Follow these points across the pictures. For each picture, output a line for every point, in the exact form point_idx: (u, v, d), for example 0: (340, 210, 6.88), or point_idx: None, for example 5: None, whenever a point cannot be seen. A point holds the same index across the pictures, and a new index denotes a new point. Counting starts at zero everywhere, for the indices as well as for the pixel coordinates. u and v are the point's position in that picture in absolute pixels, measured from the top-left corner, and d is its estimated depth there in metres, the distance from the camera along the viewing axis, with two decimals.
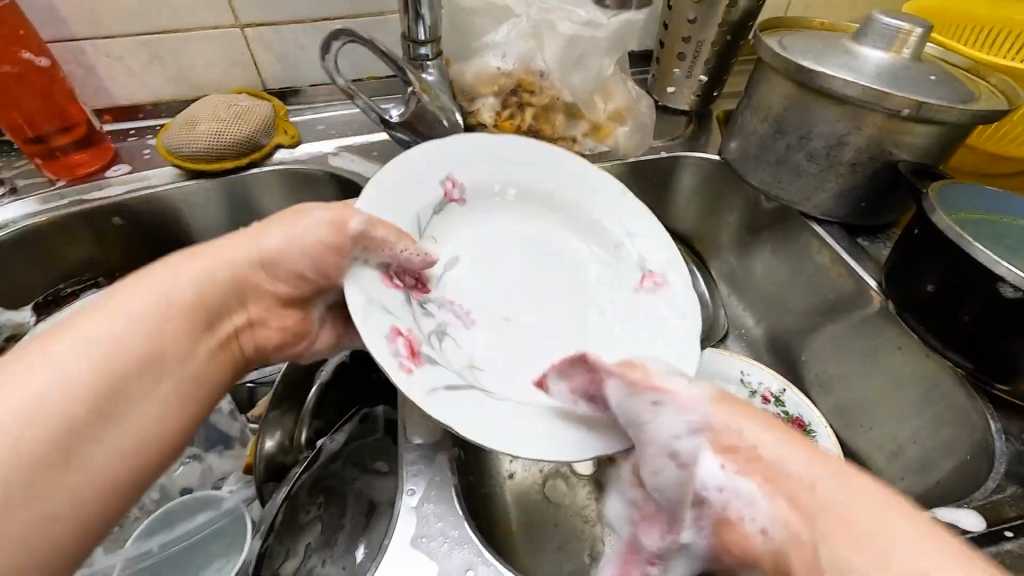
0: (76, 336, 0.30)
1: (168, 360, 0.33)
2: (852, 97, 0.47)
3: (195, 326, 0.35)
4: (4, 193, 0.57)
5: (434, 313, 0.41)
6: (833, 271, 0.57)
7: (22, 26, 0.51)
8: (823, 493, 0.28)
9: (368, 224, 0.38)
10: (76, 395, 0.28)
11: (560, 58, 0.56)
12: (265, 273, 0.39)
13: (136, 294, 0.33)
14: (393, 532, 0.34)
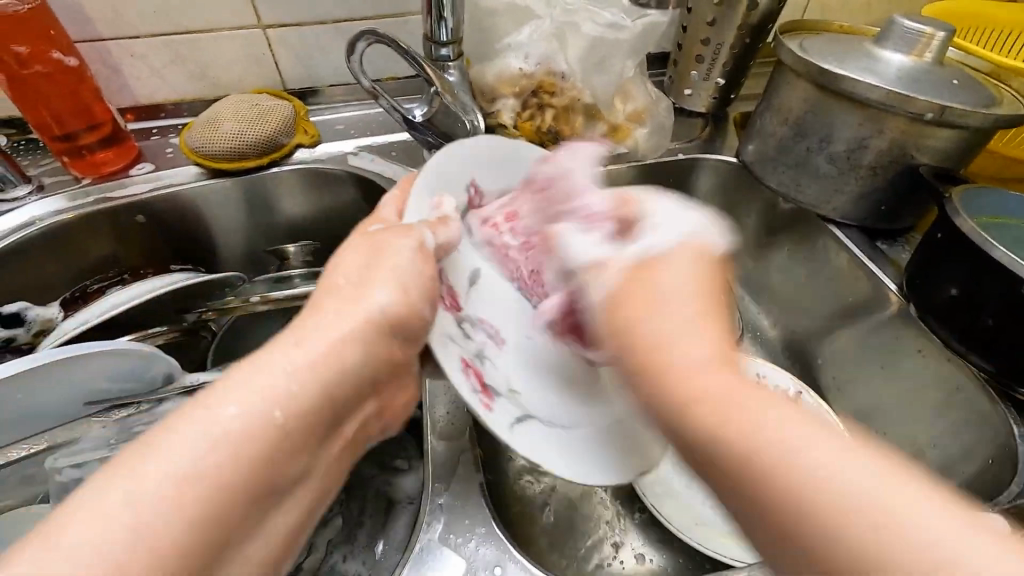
0: (179, 445, 0.24)
1: (280, 461, 0.27)
2: (874, 100, 0.47)
3: (312, 419, 0.29)
4: (30, 190, 0.57)
5: (472, 333, 0.40)
6: (850, 274, 0.57)
7: (53, 26, 0.51)
8: (705, 391, 0.25)
9: (440, 246, 0.37)
10: (194, 522, 0.23)
11: (582, 60, 0.56)
12: (386, 337, 0.33)
13: (259, 370, 0.28)
14: (422, 529, 0.35)
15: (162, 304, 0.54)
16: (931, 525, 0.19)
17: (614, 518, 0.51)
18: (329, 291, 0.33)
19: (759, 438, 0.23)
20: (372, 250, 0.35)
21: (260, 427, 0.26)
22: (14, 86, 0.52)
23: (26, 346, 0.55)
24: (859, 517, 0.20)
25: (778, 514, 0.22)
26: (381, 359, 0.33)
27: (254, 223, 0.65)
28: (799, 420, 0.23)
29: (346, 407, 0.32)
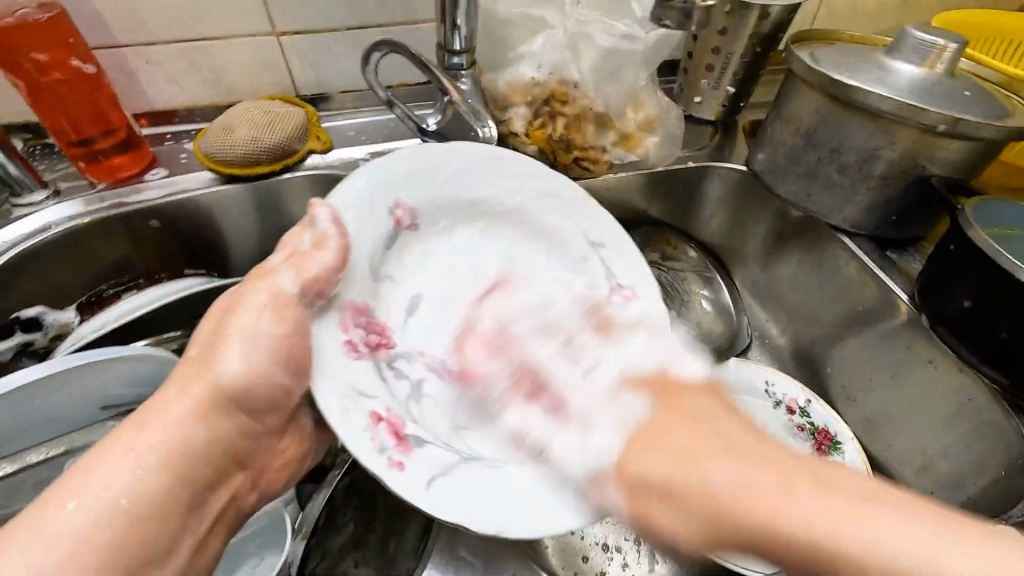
0: (103, 475, 0.33)
1: (182, 489, 0.36)
2: (887, 112, 0.47)
3: (207, 456, 0.37)
4: (47, 195, 0.58)
5: (398, 376, 0.43)
6: (860, 283, 0.57)
7: (72, 34, 0.52)
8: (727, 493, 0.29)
9: (305, 284, 0.39)
10: (99, 550, 0.32)
11: (594, 69, 0.56)
12: (229, 410, 0.38)
13: (131, 441, 0.34)
14: None
15: (177, 309, 0.54)
16: (863, 530, 0.25)
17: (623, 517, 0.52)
18: (194, 371, 0.37)
19: (717, 489, 0.29)
20: (247, 332, 0.38)
21: (137, 482, 0.34)
22: (33, 93, 0.53)
23: (44, 349, 0.57)
24: (815, 528, 0.26)
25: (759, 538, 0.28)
26: (242, 424, 0.39)
27: (266, 228, 0.65)
28: (734, 462, 0.30)
29: (218, 469, 0.39)
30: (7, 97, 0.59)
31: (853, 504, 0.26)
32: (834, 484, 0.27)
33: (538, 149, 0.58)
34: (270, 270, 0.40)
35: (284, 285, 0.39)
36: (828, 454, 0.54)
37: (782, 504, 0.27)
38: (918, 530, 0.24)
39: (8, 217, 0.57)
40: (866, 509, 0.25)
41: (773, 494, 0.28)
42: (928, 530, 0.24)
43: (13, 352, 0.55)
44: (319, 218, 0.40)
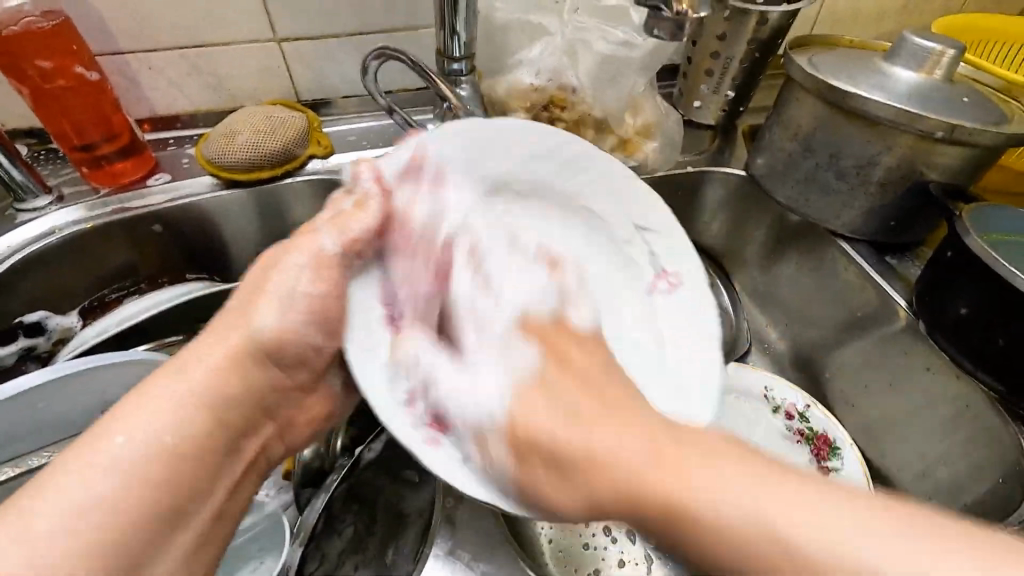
0: (138, 424, 0.33)
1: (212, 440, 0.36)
2: (885, 118, 0.48)
3: (243, 404, 0.38)
4: (51, 200, 0.58)
5: (436, 363, 0.41)
6: (858, 288, 0.57)
7: (75, 41, 0.52)
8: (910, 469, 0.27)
9: (347, 243, 0.41)
10: (139, 497, 0.31)
11: (594, 76, 0.57)
12: (263, 364, 0.40)
13: (180, 380, 0.35)
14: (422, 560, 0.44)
15: (181, 310, 0.55)
16: (706, 483, 0.27)
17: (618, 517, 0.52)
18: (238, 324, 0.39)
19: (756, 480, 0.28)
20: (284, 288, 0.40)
21: (186, 413, 0.35)
22: (38, 99, 0.53)
23: (47, 353, 0.57)
24: (627, 479, 0.30)
25: (579, 491, 0.32)
26: (278, 382, 0.41)
27: (267, 231, 0.66)
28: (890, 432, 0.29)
29: (249, 428, 0.39)
30: (12, 103, 0.60)
31: (724, 460, 0.28)
32: (771, 479, 0.26)
33: None
34: (340, 216, 0.41)
35: (324, 243, 0.41)
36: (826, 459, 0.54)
37: (629, 471, 0.30)
38: (888, 523, 0.23)
39: (12, 221, 0.57)
40: (737, 473, 0.27)
41: (603, 442, 0.31)
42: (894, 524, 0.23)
43: (17, 356, 0.56)
44: (413, 168, 0.41)
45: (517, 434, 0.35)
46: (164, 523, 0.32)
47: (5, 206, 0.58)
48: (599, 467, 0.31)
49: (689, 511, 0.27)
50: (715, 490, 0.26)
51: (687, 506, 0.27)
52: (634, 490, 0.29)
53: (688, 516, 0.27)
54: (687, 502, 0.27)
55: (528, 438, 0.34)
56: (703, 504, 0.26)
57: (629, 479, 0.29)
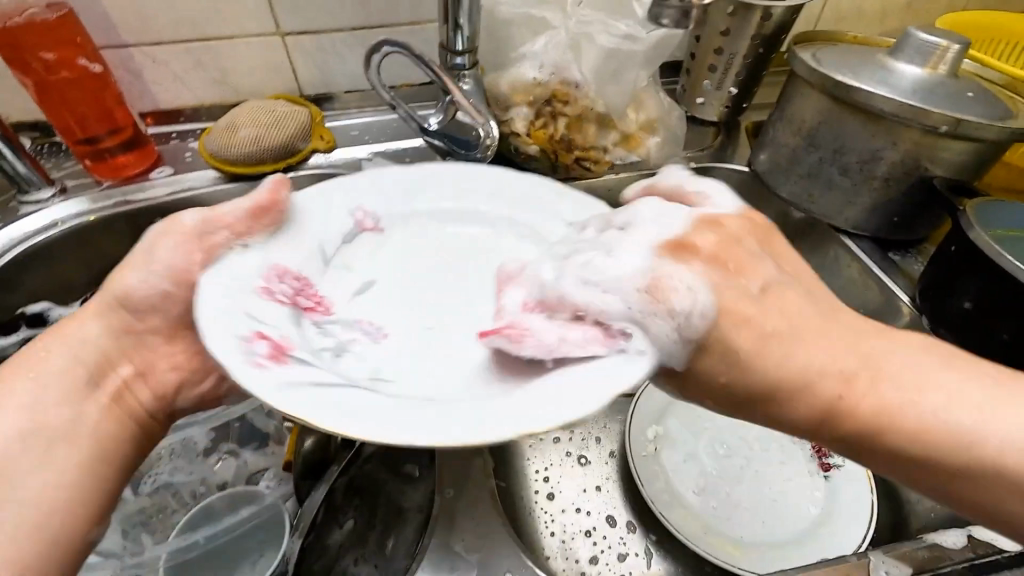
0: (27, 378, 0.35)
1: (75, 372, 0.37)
2: (890, 112, 0.47)
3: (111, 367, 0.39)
4: (54, 192, 0.59)
5: (328, 334, 0.36)
6: (863, 284, 0.57)
7: (80, 33, 0.52)
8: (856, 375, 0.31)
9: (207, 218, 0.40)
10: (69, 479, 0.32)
11: (598, 70, 0.56)
12: (120, 316, 0.40)
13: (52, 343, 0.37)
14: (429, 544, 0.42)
15: None
16: (937, 402, 0.30)
17: (616, 510, 0.54)
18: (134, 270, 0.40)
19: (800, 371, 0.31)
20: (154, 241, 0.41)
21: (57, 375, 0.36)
22: (41, 91, 0.53)
23: None
24: (884, 399, 0.30)
25: (761, 391, 0.32)
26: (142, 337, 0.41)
27: None
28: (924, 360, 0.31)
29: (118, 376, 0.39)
30: (15, 96, 0.60)
31: (944, 375, 0.30)
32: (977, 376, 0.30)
33: (540, 149, 0.58)
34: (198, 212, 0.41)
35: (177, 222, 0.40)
36: (827, 457, 0.56)
37: (905, 397, 0.30)
38: (1005, 400, 0.29)
39: (15, 213, 0.57)
40: (949, 380, 0.30)
41: (814, 352, 0.32)
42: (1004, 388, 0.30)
43: (17, 347, 0.56)
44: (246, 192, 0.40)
45: (817, 363, 0.31)
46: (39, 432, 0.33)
47: (8, 198, 0.58)
48: (816, 389, 0.31)
49: (932, 426, 0.29)
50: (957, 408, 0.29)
51: (917, 423, 0.30)
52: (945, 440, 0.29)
53: (956, 438, 0.29)
54: (921, 421, 0.30)
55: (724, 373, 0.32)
56: (979, 435, 0.29)
57: (814, 381, 0.31)
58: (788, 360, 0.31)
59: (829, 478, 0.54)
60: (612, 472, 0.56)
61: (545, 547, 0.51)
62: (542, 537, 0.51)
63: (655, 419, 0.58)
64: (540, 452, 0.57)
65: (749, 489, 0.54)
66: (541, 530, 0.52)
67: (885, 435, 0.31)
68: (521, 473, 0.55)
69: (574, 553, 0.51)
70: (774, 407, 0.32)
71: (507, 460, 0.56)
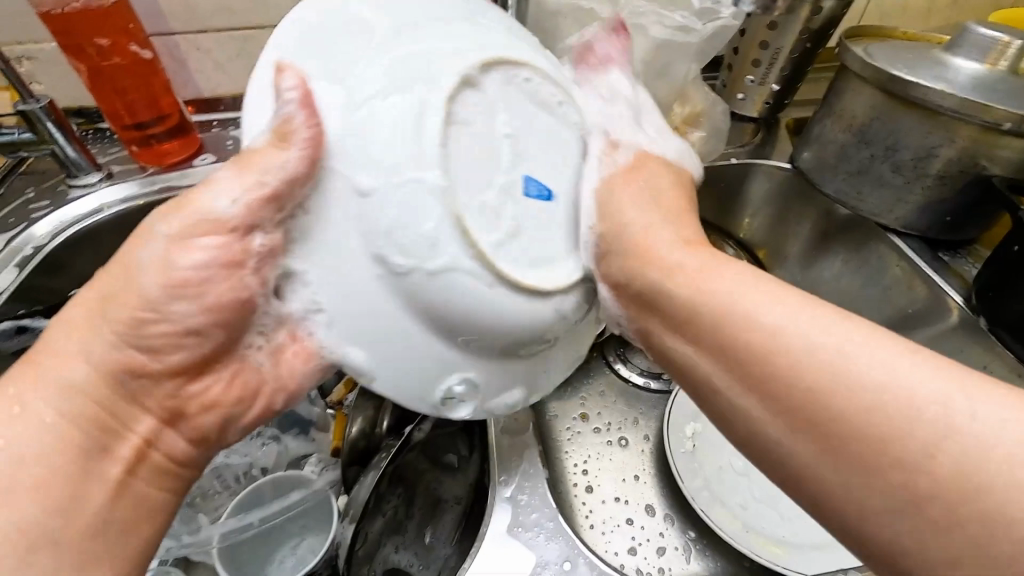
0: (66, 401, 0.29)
1: (109, 389, 0.31)
2: (949, 108, 0.46)
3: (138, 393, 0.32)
4: (101, 177, 0.59)
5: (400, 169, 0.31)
6: (910, 283, 0.56)
7: (131, 20, 0.53)
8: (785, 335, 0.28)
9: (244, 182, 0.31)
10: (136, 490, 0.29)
11: (645, 63, 0.56)
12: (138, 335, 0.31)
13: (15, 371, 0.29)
14: (490, 525, 0.43)
15: None
16: (880, 371, 0.24)
17: (654, 502, 0.53)
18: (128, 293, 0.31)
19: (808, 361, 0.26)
20: (132, 259, 0.31)
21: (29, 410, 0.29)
22: (92, 77, 0.54)
23: None
24: (873, 378, 0.24)
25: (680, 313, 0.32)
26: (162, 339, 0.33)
27: None
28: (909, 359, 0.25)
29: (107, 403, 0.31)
30: (65, 83, 0.61)
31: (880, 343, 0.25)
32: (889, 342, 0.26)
33: None
34: (191, 229, 0.31)
35: (172, 259, 0.31)
36: None
37: (837, 361, 0.26)
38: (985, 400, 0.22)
39: (64, 197, 0.58)
40: (913, 364, 0.24)
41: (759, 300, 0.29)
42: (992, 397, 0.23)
43: None
44: (283, 87, 0.30)
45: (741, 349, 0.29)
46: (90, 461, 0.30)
47: (58, 183, 0.59)
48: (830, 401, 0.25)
49: (861, 402, 0.24)
50: (925, 386, 0.23)
51: (854, 417, 0.24)
52: (889, 413, 0.24)
53: (884, 421, 0.23)
54: (848, 390, 0.25)
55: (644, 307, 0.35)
56: (946, 424, 0.22)
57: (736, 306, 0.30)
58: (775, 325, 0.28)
59: None
60: (650, 465, 0.56)
61: (586, 539, 0.51)
62: (582, 529, 0.51)
63: (694, 415, 0.57)
64: (577, 445, 0.57)
65: None
66: (580, 521, 0.52)
67: (811, 415, 0.26)
68: (561, 465, 0.55)
69: (612, 545, 0.50)
70: (689, 326, 0.32)
71: (545, 449, 0.57)
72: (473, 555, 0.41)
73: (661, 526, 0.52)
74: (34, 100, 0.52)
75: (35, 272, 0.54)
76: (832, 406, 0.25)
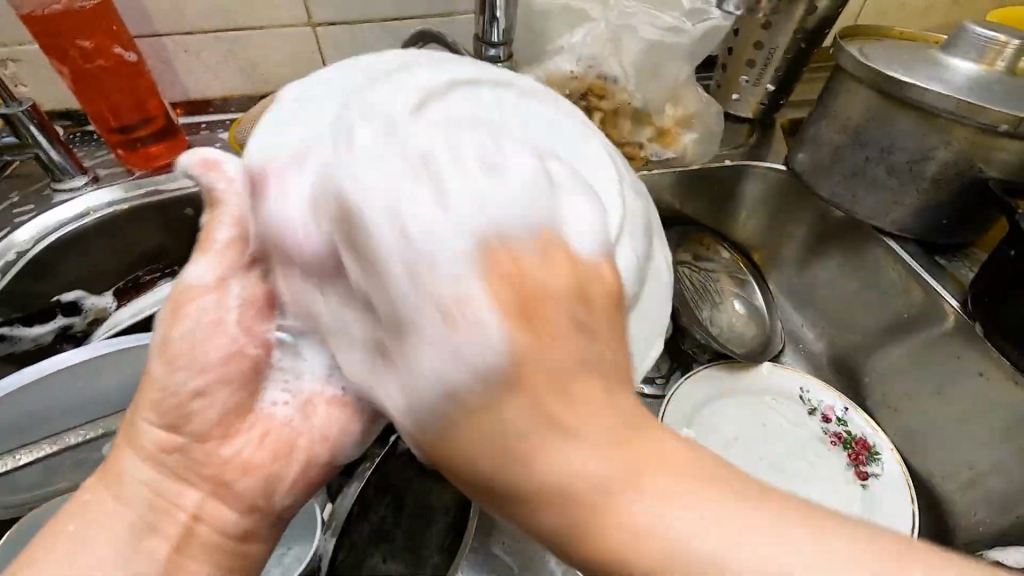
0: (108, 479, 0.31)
1: (157, 460, 0.33)
2: (944, 110, 0.46)
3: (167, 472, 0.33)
4: (87, 181, 0.59)
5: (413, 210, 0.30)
6: (906, 287, 0.55)
7: (117, 22, 0.52)
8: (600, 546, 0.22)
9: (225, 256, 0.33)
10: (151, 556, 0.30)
11: (637, 64, 0.55)
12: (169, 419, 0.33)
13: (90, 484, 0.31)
14: (475, 538, 0.42)
15: None
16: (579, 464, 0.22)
17: None
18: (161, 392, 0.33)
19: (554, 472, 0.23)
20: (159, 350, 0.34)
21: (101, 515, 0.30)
22: (77, 80, 0.53)
23: (82, 333, 0.57)
24: (653, 543, 0.21)
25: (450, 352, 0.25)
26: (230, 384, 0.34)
27: None
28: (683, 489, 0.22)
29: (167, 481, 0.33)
30: (53, 85, 0.60)
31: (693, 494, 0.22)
32: (716, 479, 0.22)
33: None
34: (183, 298, 0.34)
35: (178, 328, 0.33)
36: (866, 464, 0.54)
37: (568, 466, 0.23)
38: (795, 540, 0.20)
39: (49, 201, 0.57)
40: (695, 514, 0.21)
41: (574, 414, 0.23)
42: (840, 537, 0.20)
43: (53, 335, 0.56)
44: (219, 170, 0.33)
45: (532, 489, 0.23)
46: (139, 532, 0.31)
47: (44, 186, 0.59)
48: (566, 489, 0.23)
49: (595, 524, 0.22)
50: (686, 525, 0.21)
51: (586, 527, 0.22)
52: (628, 568, 0.22)
53: (654, 569, 0.21)
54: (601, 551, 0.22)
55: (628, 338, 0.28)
56: (603, 503, 0.22)
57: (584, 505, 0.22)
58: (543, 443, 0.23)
59: (867, 488, 0.52)
60: None
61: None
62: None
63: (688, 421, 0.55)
64: None
65: None
66: None
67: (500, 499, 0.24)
68: None
69: None
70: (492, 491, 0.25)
71: None
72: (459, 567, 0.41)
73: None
74: (17, 103, 0.51)
75: (19, 278, 0.53)
76: (584, 522, 0.22)
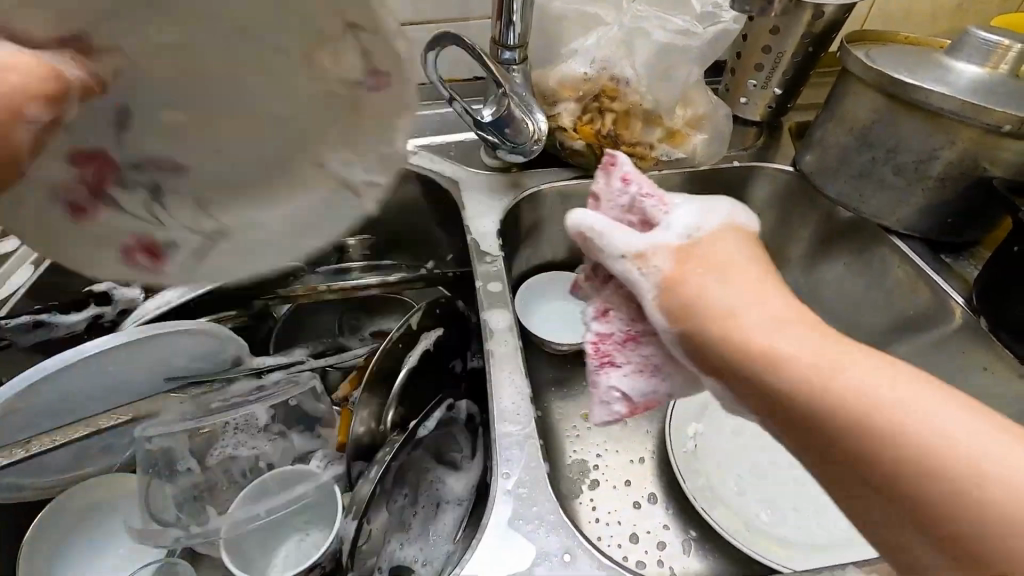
0: None
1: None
2: (950, 111, 0.47)
3: None
4: None
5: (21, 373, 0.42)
6: (911, 287, 0.57)
7: None
8: (964, 452, 0.27)
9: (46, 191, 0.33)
10: None
11: (647, 66, 0.57)
12: None
13: None
14: (491, 513, 0.38)
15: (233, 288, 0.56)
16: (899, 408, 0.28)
17: (656, 490, 0.55)
18: None
19: (923, 435, 0.27)
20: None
21: None
22: None
23: (110, 323, 0.54)
24: (956, 447, 0.27)
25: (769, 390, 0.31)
26: None
27: None
28: (950, 405, 0.28)
29: None
30: None
31: (936, 396, 0.29)
32: (939, 395, 0.29)
33: (586, 144, 0.58)
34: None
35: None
36: None
37: (841, 376, 0.30)
38: (954, 416, 0.28)
39: None
40: (940, 407, 0.28)
41: (889, 403, 0.28)
42: (988, 427, 0.28)
43: (85, 324, 0.54)
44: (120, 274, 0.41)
45: (874, 469, 0.28)
46: None
47: None
48: (901, 470, 0.27)
49: (944, 458, 0.27)
50: (927, 424, 0.28)
51: (927, 505, 0.27)
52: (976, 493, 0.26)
53: (974, 483, 0.26)
54: (969, 458, 0.27)
55: (689, 304, 0.34)
56: (981, 467, 0.26)
57: (932, 460, 0.27)
58: (908, 421, 0.28)
59: None
60: (654, 452, 0.57)
61: (589, 532, 0.51)
62: (586, 523, 0.52)
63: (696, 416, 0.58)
64: (582, 445, 0.58)
65: (800, 492, 0.53)
66: (584, 516, 0.52)
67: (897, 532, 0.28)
68: (563, 464, 0.56)
69: (612, 538, 0.51)
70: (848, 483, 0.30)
71: (547, 450, 0.57)
72: (468, 548, 0.36)
73: (661, 518, 0.52)
74: None
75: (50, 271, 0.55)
76: (905, 542, 0.28)
